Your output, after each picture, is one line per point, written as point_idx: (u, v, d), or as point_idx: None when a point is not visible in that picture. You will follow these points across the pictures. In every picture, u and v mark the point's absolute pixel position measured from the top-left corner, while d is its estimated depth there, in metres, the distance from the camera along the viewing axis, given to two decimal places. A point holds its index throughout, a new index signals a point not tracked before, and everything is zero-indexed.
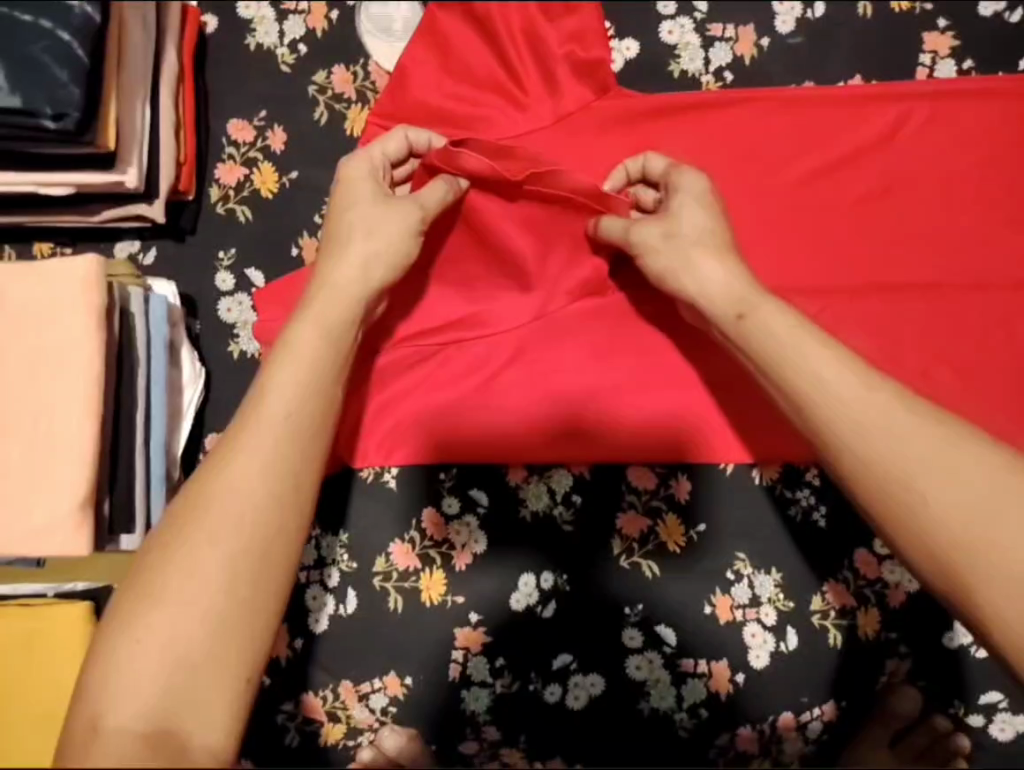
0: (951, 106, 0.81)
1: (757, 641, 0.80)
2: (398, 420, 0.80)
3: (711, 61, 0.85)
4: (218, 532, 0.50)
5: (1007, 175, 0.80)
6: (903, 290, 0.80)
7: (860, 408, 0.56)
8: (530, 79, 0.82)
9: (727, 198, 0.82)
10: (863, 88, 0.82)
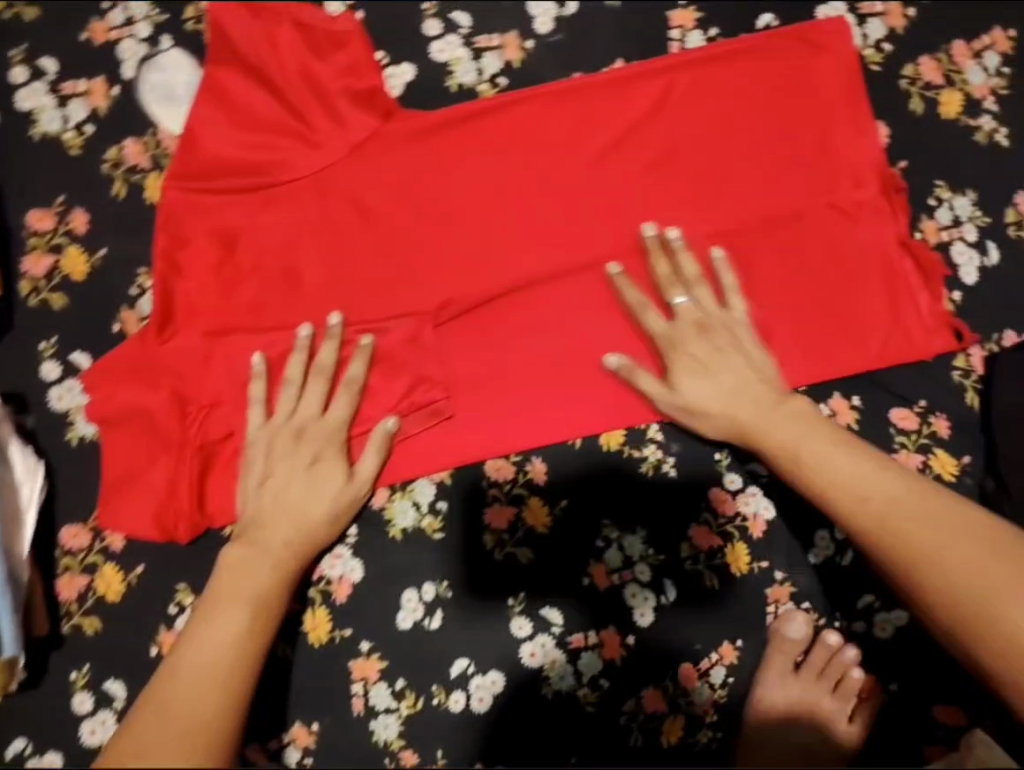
0: (709, 70, 0.87)
1: (639, 600, 0.83)
2: None
3: (484, 70, 0.87)
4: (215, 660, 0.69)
5: (769, 122, 0.86)
6: (698, 247, 0.85)
7: (864, 485, 0.74)
8: (315, 117, 0.84)
9: (523, 194, 0.86)
10: (625, 70, 0.87)
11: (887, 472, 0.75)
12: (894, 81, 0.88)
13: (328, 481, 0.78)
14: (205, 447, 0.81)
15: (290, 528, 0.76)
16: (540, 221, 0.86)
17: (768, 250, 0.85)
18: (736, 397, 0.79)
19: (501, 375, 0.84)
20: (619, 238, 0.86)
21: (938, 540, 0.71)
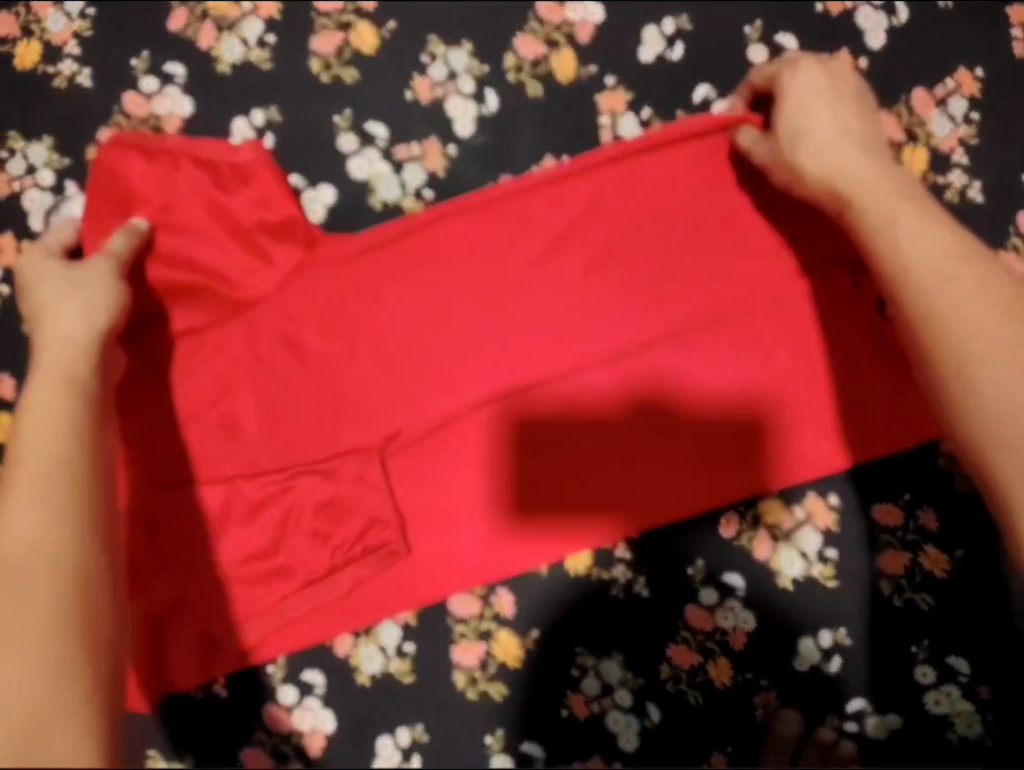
0: (644, 158, 0.80)
1: (623, 725, 0.80)
2: (203, 631, 0.79)
3: (407, 183, 0.83)
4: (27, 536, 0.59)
5: (716, 207, 0.80)
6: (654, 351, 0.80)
7: (905, 233, 0.67)
8: (233, 258, 0.80)
9: (461, 310, 0.81)
10: (557, 167, 0.80)
11: (968, 264, 0.66)
12: None
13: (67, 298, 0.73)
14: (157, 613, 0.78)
15: (54, 395, 0.67)
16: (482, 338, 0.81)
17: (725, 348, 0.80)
18: (859, 174, 0.70)
19: (455, 510, 0.81)
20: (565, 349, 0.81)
21: (947, 290, 0.64)
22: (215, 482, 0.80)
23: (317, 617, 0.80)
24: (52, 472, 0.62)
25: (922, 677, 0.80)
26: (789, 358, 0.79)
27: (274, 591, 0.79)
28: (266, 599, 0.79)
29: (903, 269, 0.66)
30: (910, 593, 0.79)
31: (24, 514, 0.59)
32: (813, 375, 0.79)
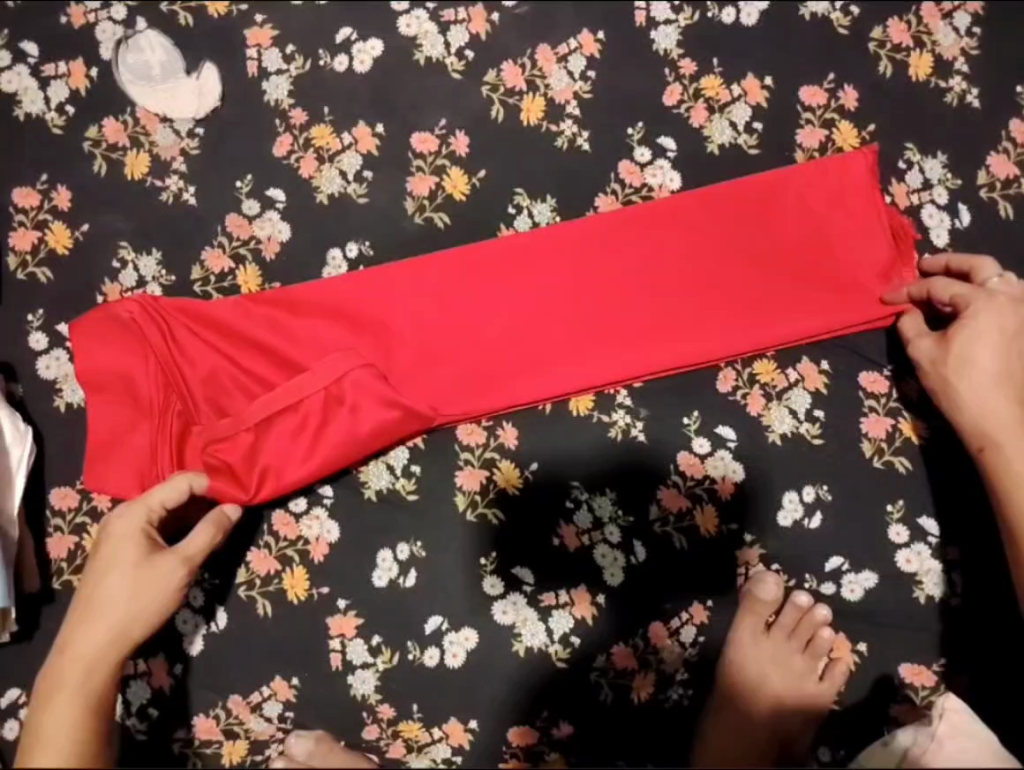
0: (681, 266, 0.85)
1: (609, 560, 0.85)
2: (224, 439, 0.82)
3: (451, 43, 0.89)
4: (108, 611, 0.70)
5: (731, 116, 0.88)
6: (682, 221, 0.85)
7: (981, 393, 0.77)
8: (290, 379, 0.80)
9: (495, 163, 0.87)
10: (594, 292, 0.84)
11: (1006, 349, 0.78)
12: (863, 45, 0.89)
13: (156, 571, 0.72)
14: (182, 417, 0.81)
15: (133, 552, 0.72)
16: (510, 190, 0.87)
17: (745, 246, 0.85)
18: (936, 353, 0.79)
19: (475, 355, 0.83)
20: (609, 277, 0.85)
21: (993, 397, 0.77)
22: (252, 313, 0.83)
23: (327, 452, 0.79)
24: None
25: (897, 537, 0.85)
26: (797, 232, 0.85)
27: (286, 427, 0.79)
28: (276, 430, 0.79)
29: (958, 396, 0.78)
30: (891, 455, 0.85)
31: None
32: (824, 258, 0.84)
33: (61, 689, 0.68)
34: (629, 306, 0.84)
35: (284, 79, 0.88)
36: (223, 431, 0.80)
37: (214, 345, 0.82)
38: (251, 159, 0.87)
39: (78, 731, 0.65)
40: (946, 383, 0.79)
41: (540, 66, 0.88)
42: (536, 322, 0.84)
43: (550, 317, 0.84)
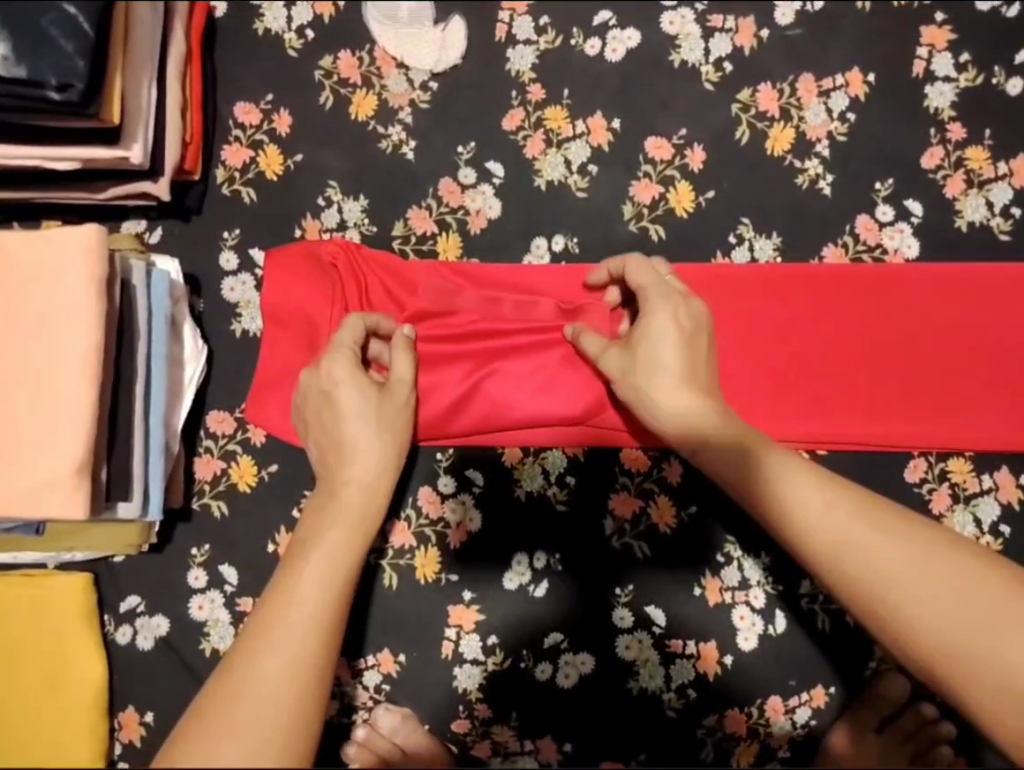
0: (901, 340, 0.79)
1: (746, 623, 0.81)
2: None
3: (712, 51, 0.84)
4: (371, 429, 0.68)
5: (994, 194, 0.82)
6: (912, 298, 0.80)
7: (809, 512, 0.60)
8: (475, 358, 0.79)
9: (727, 188, 0.83)
10: (801, 344, 0.80)
11: (857, 514, 0.60)
12: None
13: (402, 404, 0.71)
14: None
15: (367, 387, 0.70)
16: (735, 218, 0.83)
17: (974, 338, 0.79)
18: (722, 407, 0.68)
19: None
20: (820, 336, 0.80)
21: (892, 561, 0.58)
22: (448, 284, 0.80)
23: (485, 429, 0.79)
24: (302, 637, 0.55)
25: None
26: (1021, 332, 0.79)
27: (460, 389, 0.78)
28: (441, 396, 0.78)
29: (806, 544, 0.60)
30: None
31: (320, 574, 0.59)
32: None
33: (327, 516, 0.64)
34: (834, 374, 0.79)
35: (531, 50, 0.85)
36: None
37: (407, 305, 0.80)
38: (476, 126, 0.84)
39: (337, 579, 0.59)
40: (799, 533, 0.61)
41: (799, 96, 0.83)
42: (738, 364, 0.79)
43: (750, 358, 0.79)
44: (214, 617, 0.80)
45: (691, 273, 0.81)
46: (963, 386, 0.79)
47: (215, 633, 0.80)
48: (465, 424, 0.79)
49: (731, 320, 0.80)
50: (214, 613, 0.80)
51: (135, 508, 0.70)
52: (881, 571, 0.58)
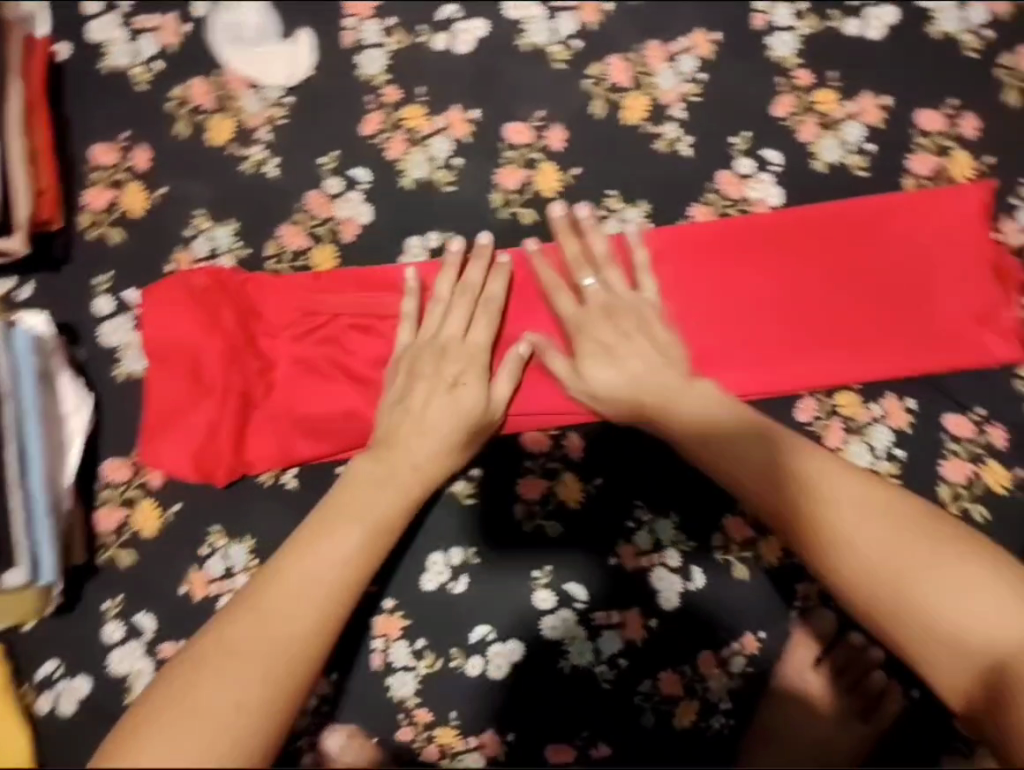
0: (777, 287, 0.81)
1: (665, 584, 0.82)
2: (270, 421, 0.81)
3: (557, 32, 0.85)
4: (399, 438, 0.77)
5: (847, 133, 0.83)
6: (780, 243, 0.82)
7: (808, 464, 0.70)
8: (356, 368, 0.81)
9: (590, 163, 0.84)
10: (682, 306, 0.81)
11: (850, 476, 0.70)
12: (989, 71, 0.83)
13: (469, 401, 0.78)
14: (243, 398, 0.81)
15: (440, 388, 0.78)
16: (602, 191, 0.83)
17: (845, 270, 0.81)
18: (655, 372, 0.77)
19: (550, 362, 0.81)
20: (699, 295, 0.81)
21: (852, 514, 0.67)
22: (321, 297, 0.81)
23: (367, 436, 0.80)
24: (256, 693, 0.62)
25: None
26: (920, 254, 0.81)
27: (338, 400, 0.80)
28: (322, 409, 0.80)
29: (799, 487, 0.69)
30: (968, 502, 0.79)
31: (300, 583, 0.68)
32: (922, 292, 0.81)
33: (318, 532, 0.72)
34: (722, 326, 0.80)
35: (380, 53, 0.85)
36: (273, 406, 0.81)
37: (284, 324, 0.81)
38: (336, 134, 0.84)
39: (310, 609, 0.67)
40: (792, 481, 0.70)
41: (648, 63, 0.84)
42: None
43: None
44: (135, 668, 0.79)
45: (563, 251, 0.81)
46: (844, 322, 0.81)
47: (139, 684, 0.79)
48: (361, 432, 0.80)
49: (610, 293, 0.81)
50: (134, 664, 0.79)
51: (23, 575, 0.70)
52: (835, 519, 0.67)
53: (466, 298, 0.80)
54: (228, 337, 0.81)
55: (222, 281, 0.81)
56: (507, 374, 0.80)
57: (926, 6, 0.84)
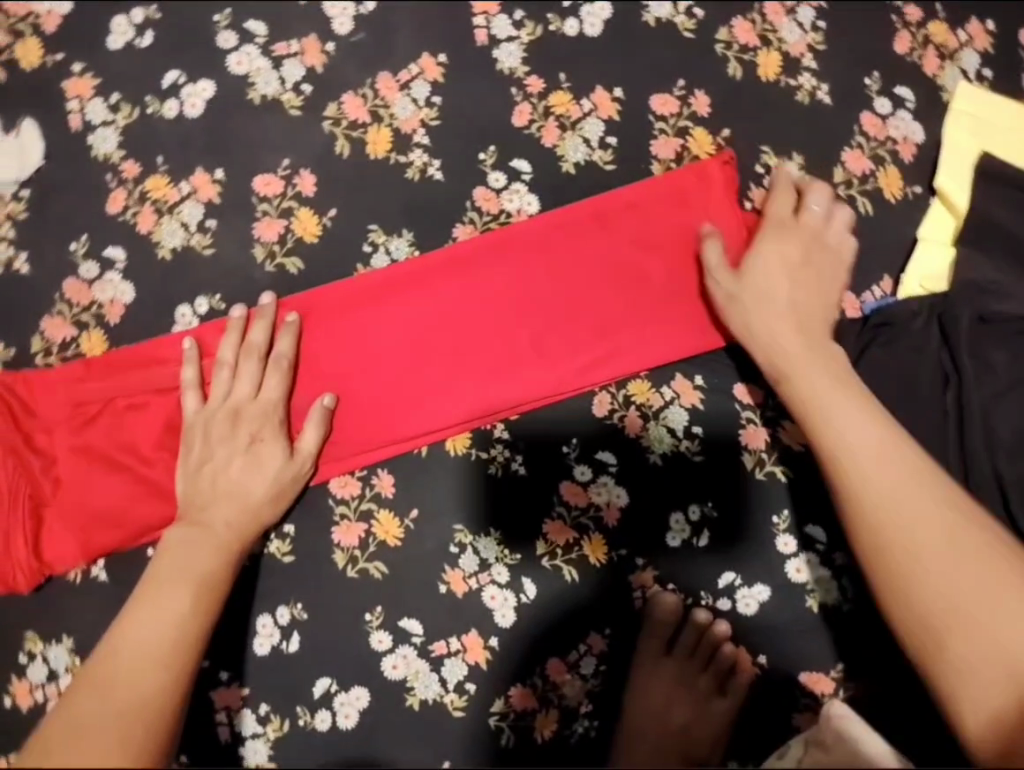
0: (540, 292, 0.83)
1: (499, 601, 0.83)
2: (66, 517, 0.79)
3: (286, 78, 0.85)
4: (203, 496, 0.76)
5: (587, 129, 0.85)
6: (536, 249, 0.83)
7: (854, 441, 0.70)
8: (145, 447, 0.79)
9: (346, 203, 0.84)
10: (456, 326, 0.83)
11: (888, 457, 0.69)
12: (710, 47, 0.86)
13: (269, 461, 0.77)
14: (34, 499, 0.78)
15: (235, 445, 0.77)
16: (363, 227, 0.84)
17: (611, 268, 0.83)
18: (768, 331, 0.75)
19: (342, 406, 0.82)
20: (469, 313, 0.83)
21: (885, 490, 0.68)
22: (95, 384, 0.80)
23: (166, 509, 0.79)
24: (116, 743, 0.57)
25: (784, 546, 0.84)
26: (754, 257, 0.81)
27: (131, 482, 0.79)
28: (118, 495, 0.79)
29: (839, 465, 0.71)
30: (772, 464, 0.84)
31: (150, 634, 0.65)
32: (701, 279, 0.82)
33: (156, 590, 0.68)
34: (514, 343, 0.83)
35: (112, 131, 0.84)
36: (66, 502, 0.79)
37: (64, 418, 0.79)
38: (82, 219, 0.83)
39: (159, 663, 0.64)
40: (835, 461, 0.71)
41: (382, 95, 0.85)
42: (412, 367, 0.83)
43: (417, 356, 0.83)
44: None
45: (329, 293, 0.82)
46: (613, 312, 0.83)
47: None
48: (160, 509, 0.79)
49: (384, 327, 0.82)
50: None
51: None
52: (874, 494, 0.69)
53: (249, 357, 0.79)
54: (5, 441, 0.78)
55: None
56: (310, 426, 0.79)
57: None
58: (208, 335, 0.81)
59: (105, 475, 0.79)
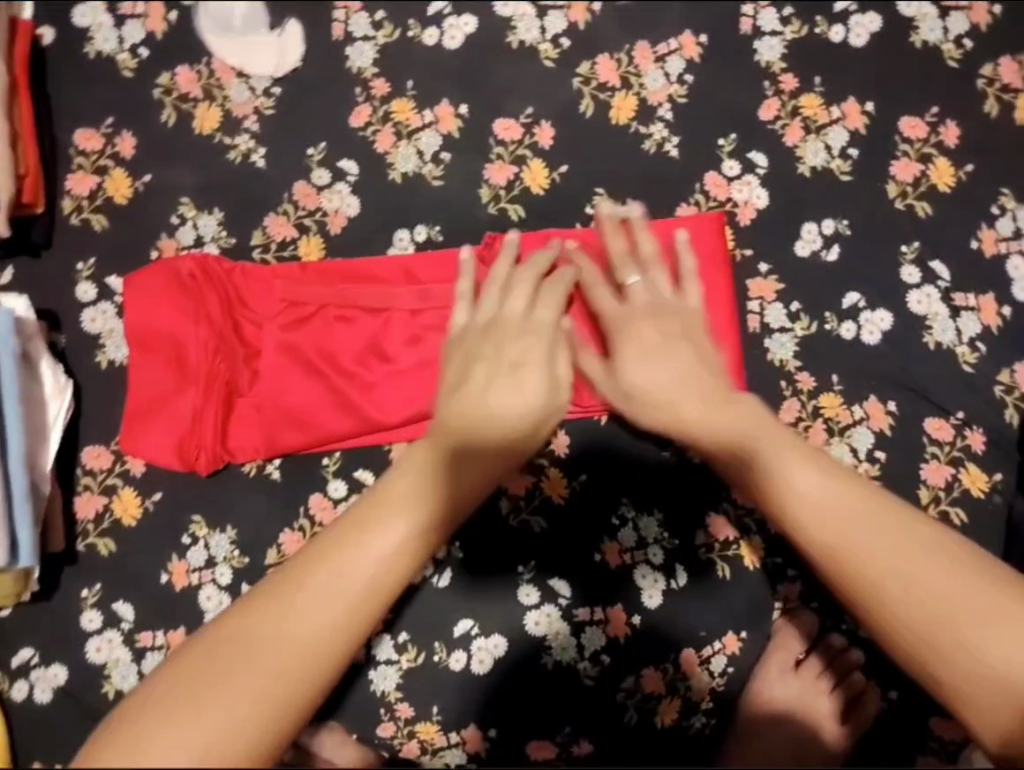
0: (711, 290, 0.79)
1: (649, 581, 0.82)
2: (255, 412, 0.80)
3: (547, 29, 0.86)
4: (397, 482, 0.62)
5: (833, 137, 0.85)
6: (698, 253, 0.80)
7: (865, 531, 0.63)
8: (346, 358, 0.79)
9: (580, 162, 0.84)
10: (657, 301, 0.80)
11: (906, 533, 0.63)
12: (973, 80, 0.85)
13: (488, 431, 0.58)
14: (229, 386, 0.80)
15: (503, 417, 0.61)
16: (590, 189, 0.84)
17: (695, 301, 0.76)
18: (674, 384, 0.71)
19: None
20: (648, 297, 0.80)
21: (912, 574, 0.62)
22: (308, 287, 0.80)
23: (351, 428, 0.79)
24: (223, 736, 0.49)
25: None
26: (952, 332, 0.83)
27: (321, 392, 0.79)
28: (309, 402, 0.79)
29: (862, 562, 0.63)
30: (947, 506, 0.81)
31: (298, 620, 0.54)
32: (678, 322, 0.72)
33: (321, 559, 0.57)
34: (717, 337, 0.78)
35: (369, 46, 0.85)
36: (258, 396, 0.80)
37: (272, 314, 0.80)
38: (325, 127, 0.84)
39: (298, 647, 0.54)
40: (863, 557, 0.63)
41: (637, 64, 0.85)
42: None
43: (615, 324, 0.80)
44: (114, 656, 0.79)
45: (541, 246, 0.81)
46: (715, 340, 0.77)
47: (115, 674, 0.79)
48: (343, 426, 0.79)
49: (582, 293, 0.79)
50: (112, 655, 0.79)
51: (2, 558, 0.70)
52: (896, 587, 0.62)
53: (525, 276, 0.76)
54: (215, 324, 0.80)
55: (210, 266, 0.80)
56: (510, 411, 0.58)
57: (910, 15, 0.85)
58: (420, 264, 0.81)
59: (300, 379, 0.80)
